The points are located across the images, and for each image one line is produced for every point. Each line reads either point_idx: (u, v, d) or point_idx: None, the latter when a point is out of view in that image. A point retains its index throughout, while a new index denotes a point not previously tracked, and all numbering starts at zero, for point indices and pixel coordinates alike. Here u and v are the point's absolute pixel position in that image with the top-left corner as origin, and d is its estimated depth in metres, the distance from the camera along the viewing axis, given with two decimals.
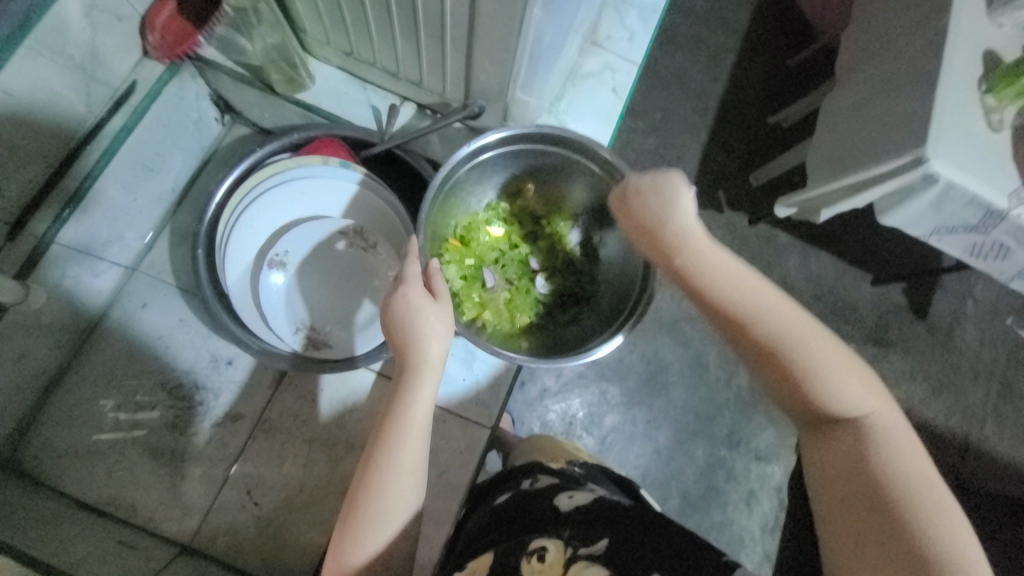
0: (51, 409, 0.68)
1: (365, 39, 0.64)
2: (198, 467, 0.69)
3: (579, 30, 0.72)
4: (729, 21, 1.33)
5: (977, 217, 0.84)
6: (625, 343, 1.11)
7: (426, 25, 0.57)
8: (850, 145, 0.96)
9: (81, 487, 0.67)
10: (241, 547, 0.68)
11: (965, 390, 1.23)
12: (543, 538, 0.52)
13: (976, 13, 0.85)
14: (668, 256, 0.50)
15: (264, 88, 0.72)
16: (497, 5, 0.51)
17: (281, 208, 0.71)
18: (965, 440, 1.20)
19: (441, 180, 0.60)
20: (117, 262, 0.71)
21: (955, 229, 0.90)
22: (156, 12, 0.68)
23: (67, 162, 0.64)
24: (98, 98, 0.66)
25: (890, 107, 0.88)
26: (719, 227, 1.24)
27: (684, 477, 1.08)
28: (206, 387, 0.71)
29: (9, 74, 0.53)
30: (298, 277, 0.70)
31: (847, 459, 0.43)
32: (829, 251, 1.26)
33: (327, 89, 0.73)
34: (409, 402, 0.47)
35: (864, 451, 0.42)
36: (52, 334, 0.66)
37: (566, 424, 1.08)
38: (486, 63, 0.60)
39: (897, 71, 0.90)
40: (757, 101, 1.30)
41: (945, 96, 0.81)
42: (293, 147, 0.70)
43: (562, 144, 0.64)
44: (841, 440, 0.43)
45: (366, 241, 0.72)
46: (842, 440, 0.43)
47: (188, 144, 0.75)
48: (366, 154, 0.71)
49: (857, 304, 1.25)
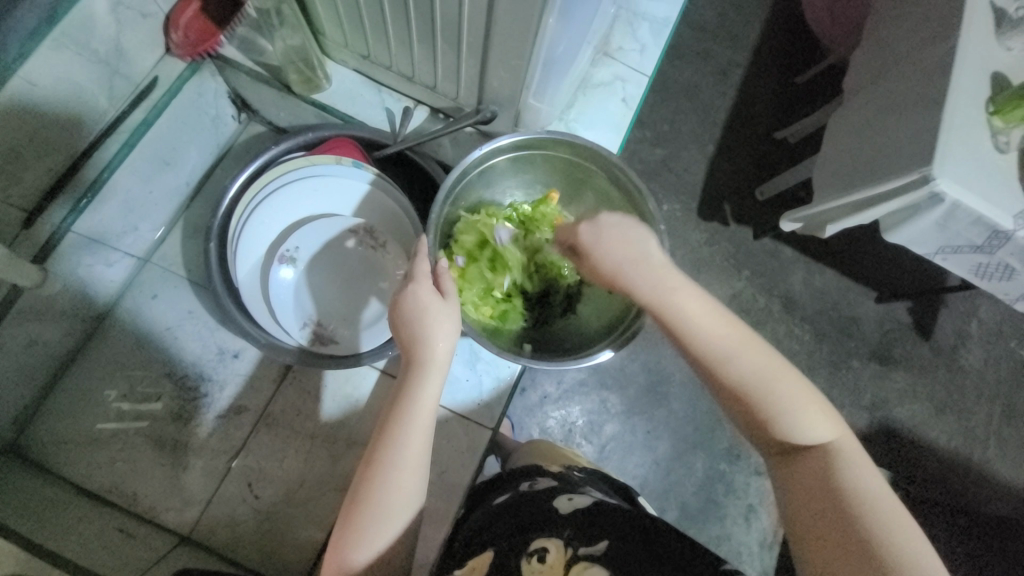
0: (59, 396, 0.68)
1: (382, 43, 0.66)
2: (201, 459, 0.70)
3: (591, 41, 0.73)
4: (739, 36, 1.35)
5: (982, 238, 0.85)
6: (627, 352, 1.11)
7: (442, 30, 0.58)
8: (857, 162, 0.97)
9: (83, 475, 0.67)
10: (239, 541, 0.68)
11: (969, 411, 1.22)
12: (544, 538, 0.53)
13: (985, 35, 0.86)
14: (641, 285, 0.49)
15: (282, 88, 0.74)
16: (512, 13, 0.52)
17: (294, 204, 0.72)
18: (967, 461, 1.20)
19: (452, 179, 0.62)
20: (130, 254, 0.72)
21: (960, 249, 0.90)
22: (180, 11, 0.69)
23: (86, 153, 0.65)
24: (120, 93, 0.67)
25: (897, 125, 0.89)
26: (723, 241, 1.25)
27: (683, 488, 1.08)
28: (211, 379, 0.72)
29: (32, 65, 0.55)
30: (307, 273, 0.71)
31: (813, 484, 0.44)
32: (834, 267, 1.26)
33: (343, 91, 0.75)
34: (411, 405, 0.46)
35: (825, 477, 0.43)
36: (63, 321, 0.67)
37: (566, 430, 1.08)
38: (499, 69, 0.61)
39: (904, 90, 0.91)
40: (765, 116, 1.31)
41: (952, 116, 0.81)
42: (308, 145, 0.71)
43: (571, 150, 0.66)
44: (805, 466, 0.44)
45: (375, 240, 0.73)
46: (807, 468, 0.44)
47: (204, 140, 0.76)
48: (378, 155, 0.72)
49: (861, 321, 1.25)
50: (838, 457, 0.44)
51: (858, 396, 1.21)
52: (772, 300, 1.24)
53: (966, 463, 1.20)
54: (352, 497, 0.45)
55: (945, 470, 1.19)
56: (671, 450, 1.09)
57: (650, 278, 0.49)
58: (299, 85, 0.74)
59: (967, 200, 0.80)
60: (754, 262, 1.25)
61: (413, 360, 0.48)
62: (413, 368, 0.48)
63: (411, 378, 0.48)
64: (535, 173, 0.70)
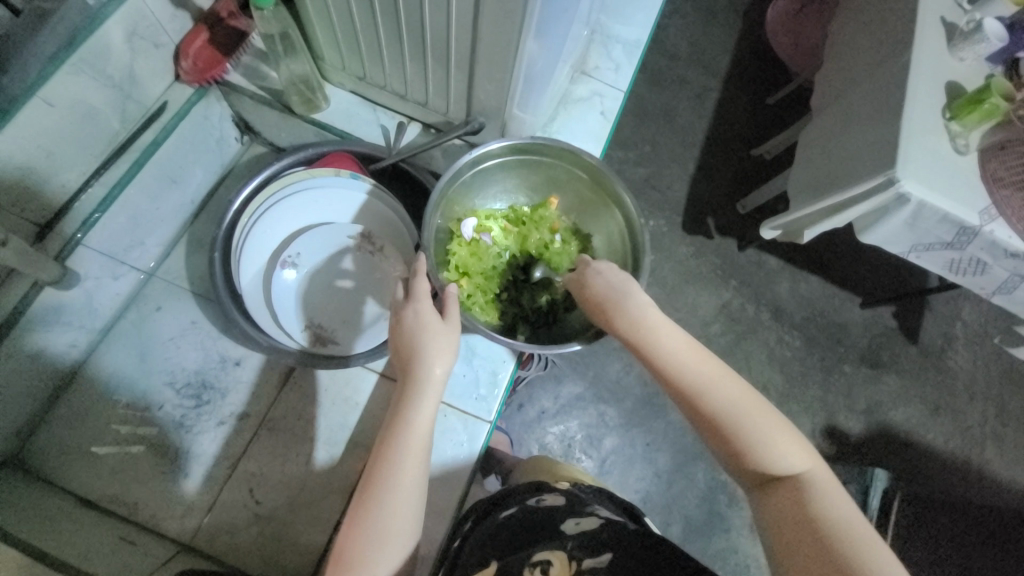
0: (62, 407, 0.70)
1: (377, 65, 0.72)
2: (202, 467, 0.71)
3: (568, 61, 0.80)
4: (711, 63, 1.44)
5: (952, 234, 0.90)
6: (622, 363, 1.14)
7: (432, 49, 0.64)
8: (827, 170, 1.03)
9: (83, 485, 0.67)
10: (240, 548, 0.68)
11: (963, 414, 1.24)
12: (546, 554, 0.58)
13: (937, 47, 0.93)
14: (622, 322, 0.58)
15: (282, 109, 0.80)
16: (495, 30, 0.58)
17: (295, 215, 0.76)
18: (966, 464, 1.21)
19: (446, 181, 0.66)
20: (136, 267, 0.75)
21: (932, 247, 0.95)
22: (189, 42, 0.75)
23: (97, 171, 0.70)
24: (132, 115, 0.72)
25: (861, 133, 0.96)
26: (710, 253, 1.30)
27: (686, 501, 1.08)
28: (214, 387, 0.74)
29: (51, 86, 0.59)
30: (308, 277, 0.75)
31: (789, 511, 0.47)
32: (818, 276, 1.31)
33: (340, 110, 0.81)
34: (411, 419, 0.50)
35: (798, 503, 0.47)
36: (69, 332, 0.70)
37: (566, 446, 1.09)
38: (485, 82, 0.67)
39: (865, 102, 0.98)
40: (740, 134, 1.39)
41: (910, 121, 0.88)
42: (307, 161, 0.75)
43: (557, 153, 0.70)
44: (780, 494, 0.48)
45: (373, 245, 0.77)
46: (782, 495, 0.48)
47: (209, 161, 0.81)
48: (374, 167, 0.77)
49: (849, 327, 1.29)
50: (810, 486, 0.48)
51: (852, 401, 1.23)
52: (761, 310, 1.28)
53: (966, 466, 1.21)
54: (351, 511, 0.48)
55: (947, 473, 1.20)
56: (672, 461, 1.10)
57: (639, 318, 0.57)
58: (298, 105, 0.79)
59: (931, 197, 0.85)
60: (740, 274, 1.30)
61: (414, 379, 0.52)
62: (414, 388, 0.52)
63: (411, 396, 0.52)
64: (521, 178, 0.75)
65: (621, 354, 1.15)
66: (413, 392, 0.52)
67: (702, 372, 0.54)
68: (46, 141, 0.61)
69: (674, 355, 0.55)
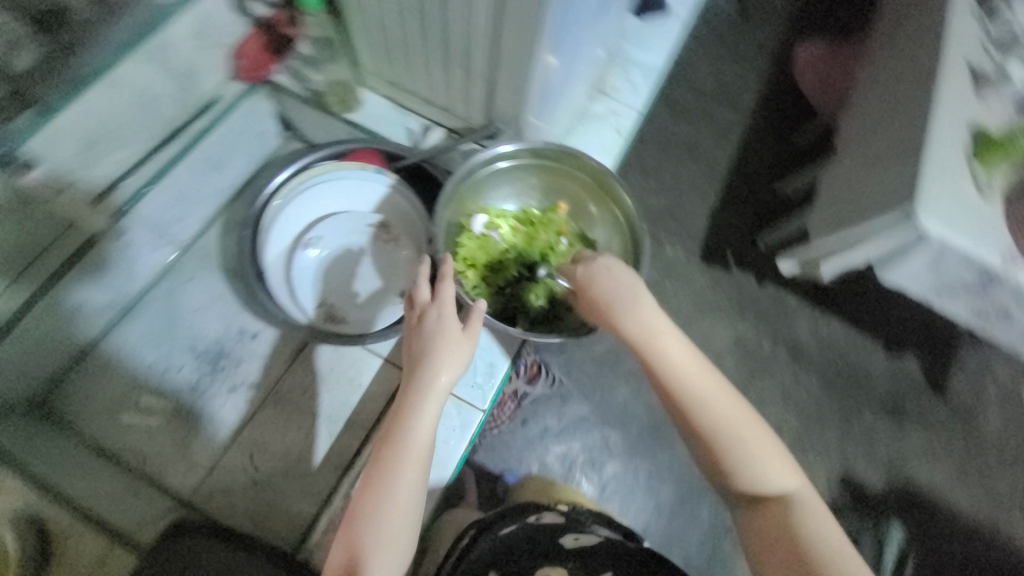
0: (92, 361, 0.76)
1: (409, 71, 0.78)
2: (209, 427, 0.75)
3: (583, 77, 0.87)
4: (743, 97, 1.47)
5: (975, 279, 0.88)
6: (630, 387, 1.12)
7: (459, 58, 0.70)
8: (848, 207, 1.03)
9: (103, 434, 0.73)
10: (234, 508, 0.71)
11: (992, 481, 1.18)
12: None
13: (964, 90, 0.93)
14: (627, 325, 0.59)
15: (321, 108, 0.86)
16: (518, 42, 0.63)
17: (321, 203, 0.82)
18: (989, 528, 1.15)
19: (458, 177, 0.72)
20: (175, 241, 0.83)
21: (955, 289, 0.93)
22: (244, 43, 0.81)
23: (150, 151, 0.77)
24: (185, 104, 0.80)
25: (884, 170, 0.96)
26: (727, 287, 1.29)
27: (686, 536, 1.05)
28: (230, 355, 0.78)
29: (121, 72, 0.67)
30: (328, 258, 0.80)
31: (771, 528, 0.53)
32: (840, 318, 1.28)
33: (373, 112, 0.88)
34: (412, 430, 0.52)
35: (781, 521, 0.53)
36: (109, 293, 0.76)
37: (566, 467, 1.07)
38: (507, 91, 0.72)
39: (889, 142, 0.99)
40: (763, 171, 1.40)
41: (936, 157, 0.87)
42: (338, 154, 0.81)
43: (564, 158, 0.76)
44: (763, 512, 0.54)
45: (389, 234, 0.82)
46: (768, 515, 0.53)
47: (250, 152, 0.88)
48: (397, 164, 0.83)
49: (871, 374, 1.24)
50: (795, 506, 0.53)
51: (870, 453, 1.19)
52: (778, 348, 1.25)
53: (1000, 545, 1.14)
54: (350, 511, 0.51)
55: (966, 543, 1.14)
56: (675, 496, 1.07)
57: (646, 330, 0.58)
58: (333, 102, 0.86)
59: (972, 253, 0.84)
60: (758, 307, 1.28)
61: (418, 387, 0.53)
62: (416, 395, 0.53)
63: (413, 404, 0.53)
64: (535, 180, 0.80)
65: (633, 380, 1.13)
66: (416, 401, 0.53)
67: (701, 388, 0.56)
68: (111, 120, 0.70)
69: (677, 370, 0.56)
